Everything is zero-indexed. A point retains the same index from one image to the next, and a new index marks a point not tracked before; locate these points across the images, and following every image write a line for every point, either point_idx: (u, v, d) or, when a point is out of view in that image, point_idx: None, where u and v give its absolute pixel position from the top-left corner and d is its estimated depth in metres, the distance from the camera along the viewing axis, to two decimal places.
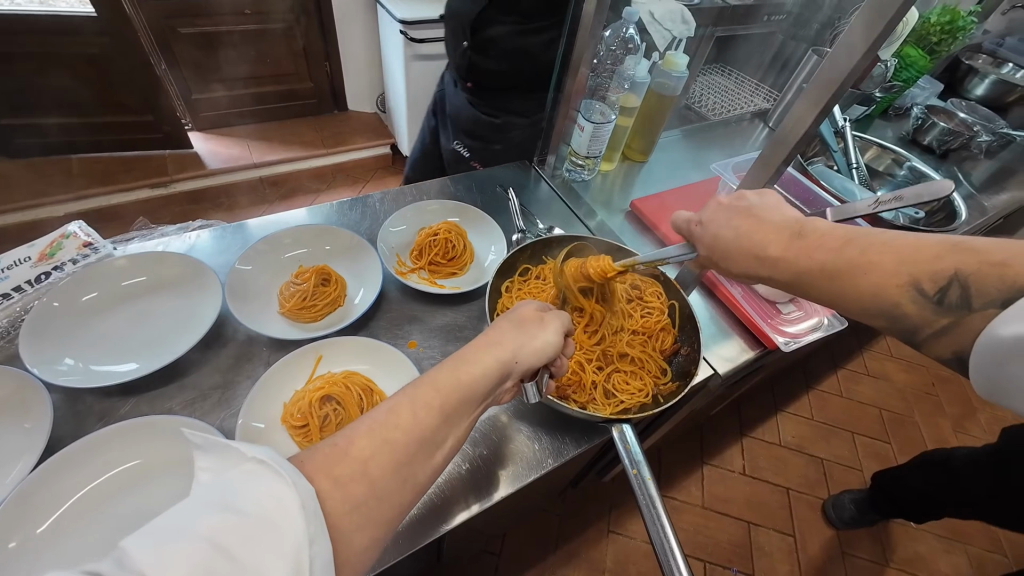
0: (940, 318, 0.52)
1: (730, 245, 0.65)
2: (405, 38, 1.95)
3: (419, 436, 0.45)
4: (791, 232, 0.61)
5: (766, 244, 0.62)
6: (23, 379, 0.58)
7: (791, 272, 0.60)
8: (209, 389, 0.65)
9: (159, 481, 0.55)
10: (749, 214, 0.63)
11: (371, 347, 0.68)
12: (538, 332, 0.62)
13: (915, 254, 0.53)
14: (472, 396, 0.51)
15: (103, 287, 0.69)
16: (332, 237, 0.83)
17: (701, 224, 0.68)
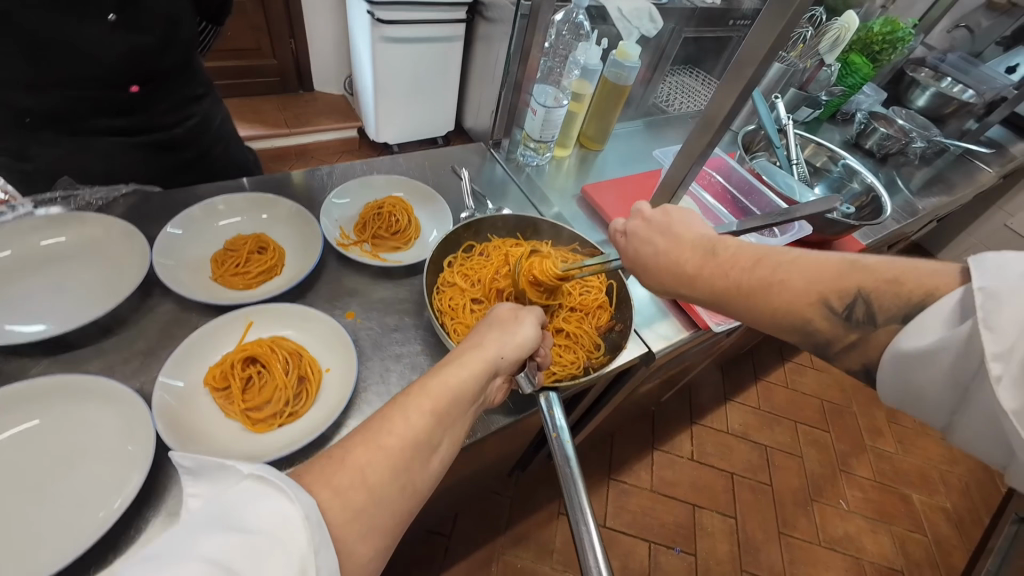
0: (848, 334, 0.54)
1: (650, 259, 0.69)
2: (372, 18, 1.95)
3: (416, 442, 0.47)
4: (705, 251, 0.65)
5: (672, 253, 0.67)
6: None
7: (709, 292, 0.63)
8: (130, 355, 0.64)
9: (72, 444, 0.54)
10: (662, 232, 0.69)
11: (301, 314, 0.68)
12: (515, 331, 0.65)
13: (823, 273, 0.56)
14: (461, 397, 0.54)
15: (17, 247, 0.67)
16: (270, 206, 0.82)
17: (626, 234, 0.73)
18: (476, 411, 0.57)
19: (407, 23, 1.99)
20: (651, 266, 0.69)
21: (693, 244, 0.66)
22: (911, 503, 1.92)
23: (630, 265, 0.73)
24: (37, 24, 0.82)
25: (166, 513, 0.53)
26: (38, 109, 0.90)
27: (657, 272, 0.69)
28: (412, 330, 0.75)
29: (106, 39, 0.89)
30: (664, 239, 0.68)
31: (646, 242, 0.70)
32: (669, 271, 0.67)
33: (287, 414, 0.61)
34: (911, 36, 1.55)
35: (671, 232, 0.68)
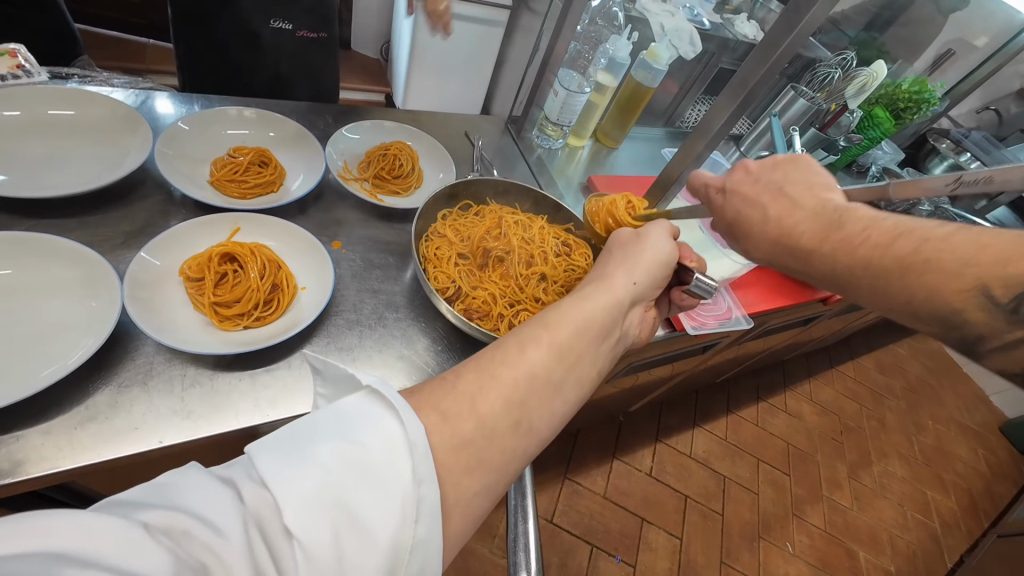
0: (1011, 330, 0.44)
1: (754, 223, 0.63)
2: None
3: (536, 377, 0.46)
4: (828, 221, 0.56)
5: (801, 222, 0.58)
6: None
7: (827, 270, 0.56)
8: (115, 235, 0.64)
9: (46, 299, 0.55)
10: (776, 194, 0.62)
11: (284, 229, 0.70)
12: (642, 246, 0.66)
13: (982, 256, 0.45)
14: (585, 331, 0.52)
15: (26, 111, 0.68)
16: (278, 125, 0.83)
17: (724, 192, 0.67)
18: (611, 348, 0.55)
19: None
20: (756, 230, 0.63)
21: (816, 213, 0.58)
22: (855, 559, 1.93)
23: (726, 227, 0.67)
24: None
25: (116, 384, 0.54)
26: None
27: (762, 239, 0.62)
28: (394, 270, 0.76)
29: None
30: (779, 200, 0.61)
31: (757, 202, 0.63)
32: (775, 240, 0.61)
33: (255, 317, 0.62)
34: (936, 99, 1.56)
35: (789, 198, 0.60)
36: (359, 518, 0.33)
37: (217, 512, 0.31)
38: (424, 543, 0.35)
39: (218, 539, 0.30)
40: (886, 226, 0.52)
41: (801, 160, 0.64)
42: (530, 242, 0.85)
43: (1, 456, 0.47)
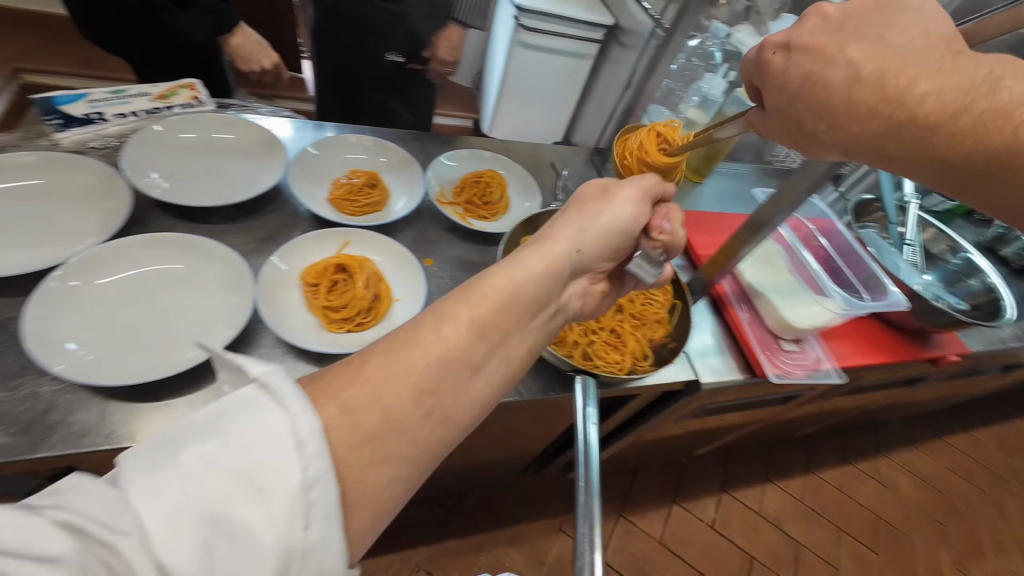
0: None
1: (836, 90, 0.47)
2: (516, 23, 2.11)
3: (452, 356, 0.45)
4: (949, 90, 0.43)
5: (921, 81, 0.44)
6: (112, 174, 0.70)
7: (943, 155, 0.45)
8: (251, 240, 0.75)
9: (202, 292, 0.65)
10: (873, 45, 0.45)
11: (388, 246, 0.78)
12: (593, 216, 0.62)
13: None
14: (511, 307, 0.51)
15: (199, 134, 0.81)
16: (389, 151, 0.92)
17: (787, 50, 0.51)
18: (542, 323, 0.55)
19: (545, 33, 2.14)
20: (841, 106, 0.47)
21: (942, 71, 0.44)
22: None
23: (786, 104, 0.51)
24: None
25: None
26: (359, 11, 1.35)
27: (844, 113, 0.47)
28: None
29: None
30: (878, 51, 0.45)
31: (841, 55, 0.46)
32: (872, 113, 0.46)
33: (357, 323, 0.69)
34: None
35: (891, 47, 0.45)
36: (239, 521, 0.31)
37: (88, 515, 0.30)
38: (320, 546, 0.33)
39: (93, 538, 0.29)
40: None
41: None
42: None
43: (162, 417, 0.57)
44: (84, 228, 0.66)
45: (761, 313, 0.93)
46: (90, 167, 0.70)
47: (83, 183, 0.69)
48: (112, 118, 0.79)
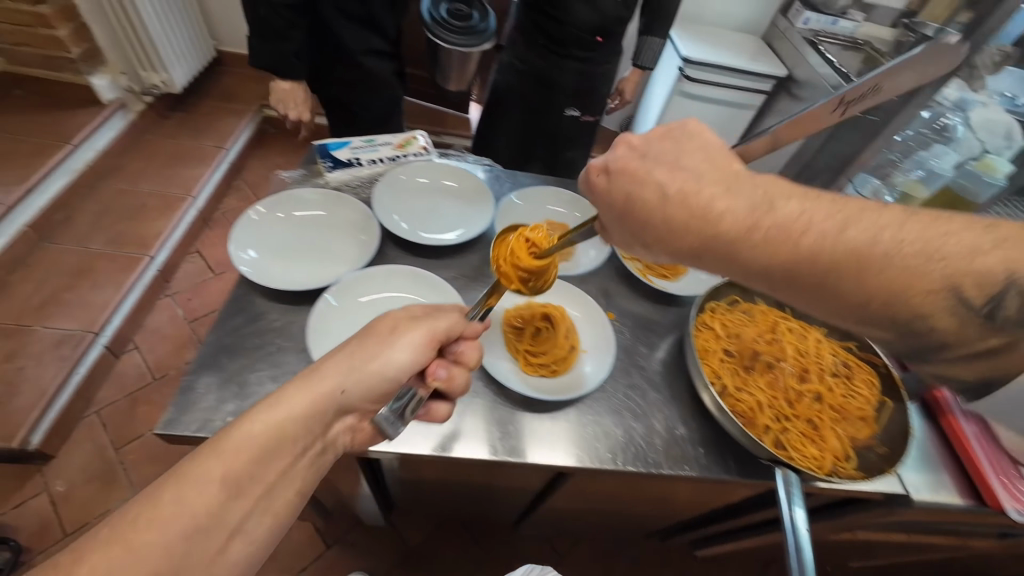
0: (986, 336, 0.47)
1: (659, 210, 0.59)
2: (680, 73, 2.11)
3: (202, 519, 0.44)
4: (750, 208, 0.54)
5: (718, 202, 0.55)
6: (368, 213, 0.83)
7: (759, 263, 0.54)
8: (460, 276, 0.84)
9: None
10: (666, 172, 0.60)
11: (581, 299, 0.82)
12: (377, 356, 0.57)
13: (953, 247, 0.47)
14: (273, 453, 0.49)
15: (431, 179, 0.92)
16: (583, 207, 0.97)
17: (608, 171, 0.65)
18: (308, 461, 0.53)
19: (708, 83, 2.13)
20: (654, 219, 0.59)
21: (732, 191, 0.56)
22: None
23: (618, 217, 0.64)
24: (542, 27, 1.47)
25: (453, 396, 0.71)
26: (557, 76, 1.53)
27: (664, 229, 0.59)
28: (658, 350, 0.82)
29: (567, 18, 1.41)
30: (677, 177, 0.59)
31: (650, 179, 0.60)
32: (701, 220, 0.56)
33: (550, 370, 0.73)
34: None
35: (688, 173, 0.59)
36: None
37: None
38: None
39: None
40: (831, 213, 0.52)
41: (690, 126, 0.65)
42: (807, 355, 0.80)
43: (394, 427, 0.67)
44: (345, 254, 0.80)
45: (993, 430, 0.78)
46: (354, 205, 0.84)
47: (348, 217, 0.83)
48: (365, 162, 0.95)
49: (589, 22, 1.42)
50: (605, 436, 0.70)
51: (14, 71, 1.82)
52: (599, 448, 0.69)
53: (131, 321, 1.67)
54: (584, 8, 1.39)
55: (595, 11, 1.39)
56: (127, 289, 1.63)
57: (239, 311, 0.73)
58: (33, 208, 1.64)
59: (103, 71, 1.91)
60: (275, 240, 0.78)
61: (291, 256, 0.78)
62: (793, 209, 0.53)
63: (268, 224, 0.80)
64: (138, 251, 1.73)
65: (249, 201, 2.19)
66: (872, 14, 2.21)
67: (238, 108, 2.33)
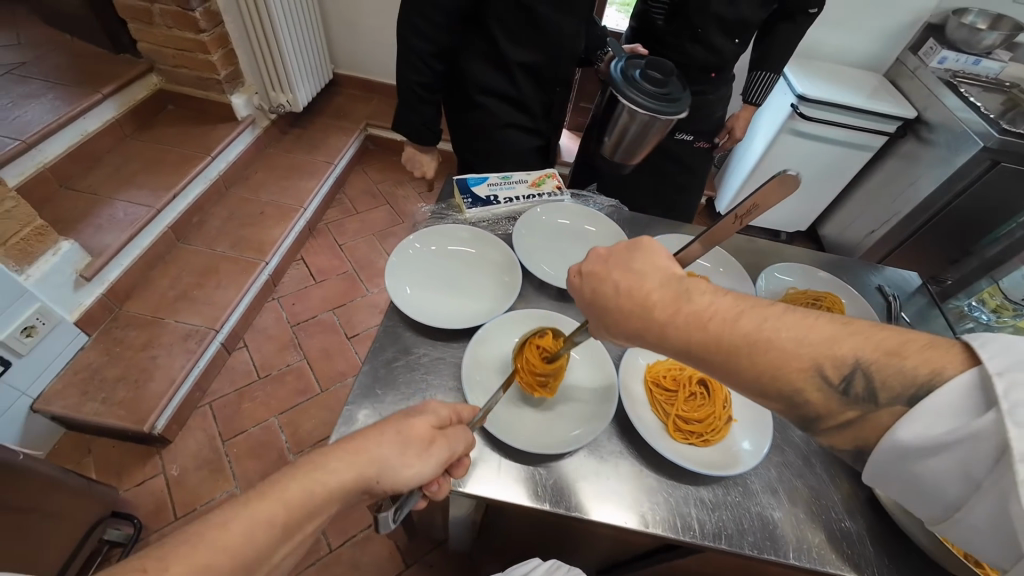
0: (845, 410, 0.50)
1: (609, 301, 0.61)
2: (793, 111, 1.98)
3: (255, 558, 0.45)
4: (675, 293, 0.57)
5: (651, 290, 0.58)
6: (511, 255, 0.84)
7: (681, 344, 0.55)
8: None
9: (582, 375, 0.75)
10: (625, 269, 0.61)
11: None
12: (407, 458, 0.54)
13: (814, 336, 0.50)
14: (326, 505, 0.50)
15: (571, 221, 0.94)
16: (727, 262, 0.93)
17: (580, 274, 0.65)
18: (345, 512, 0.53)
19: (824, 121, 1.98)
20: (611, 306, 0.61)
21: (669, 282, 0.58)
22: None
23: (585, 306, 0.65)
24: None
25: (601, 454, 0.68)
26: None
27: (620, 316, 0.60)
28: None
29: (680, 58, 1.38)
30: (634, 276, 0.60)
31: (610, 278, 0.62)
32: (637, 311, 0.58)
33: (700, 438, 0.70)
34: None
35: (632, 269, 0.61)
36: None
37: None
38: None
39: None
40: (735, 304, 0.54)
41: (644, 240, 0.64)
42: None
43: (540, 482, 0.65)
44: (489, 294, 0.81)
45: None
46: (499, 244, 0.85)
47: (492, 257, 0.85)
48: (502, 200, 0.96)
49: (702, 61, 1.37)
50: (754, 517, 0.65)
51: (170, 88, 2.04)
52: (760, 534, 0.63)
53: (243, 321, 1.79)
54: (698, 48, 1.35)
55: (710, 50, 1.35)
56: (244, 291, 1.76)
57: (391, 343, 0.74)
58: (175, 211, 1.82)
59: (241, 90, 2.09)
60: (427, 274, 0.81)
61: (439, 289, 0.80)
62: (707, 300, 0.55)
63: (419, 256, 0.83)
64: (256, 256, 1.86)
65: (349, 214, 2.31)
66: (1018, 54, 2.01)
67: (346, 127, 2.49)
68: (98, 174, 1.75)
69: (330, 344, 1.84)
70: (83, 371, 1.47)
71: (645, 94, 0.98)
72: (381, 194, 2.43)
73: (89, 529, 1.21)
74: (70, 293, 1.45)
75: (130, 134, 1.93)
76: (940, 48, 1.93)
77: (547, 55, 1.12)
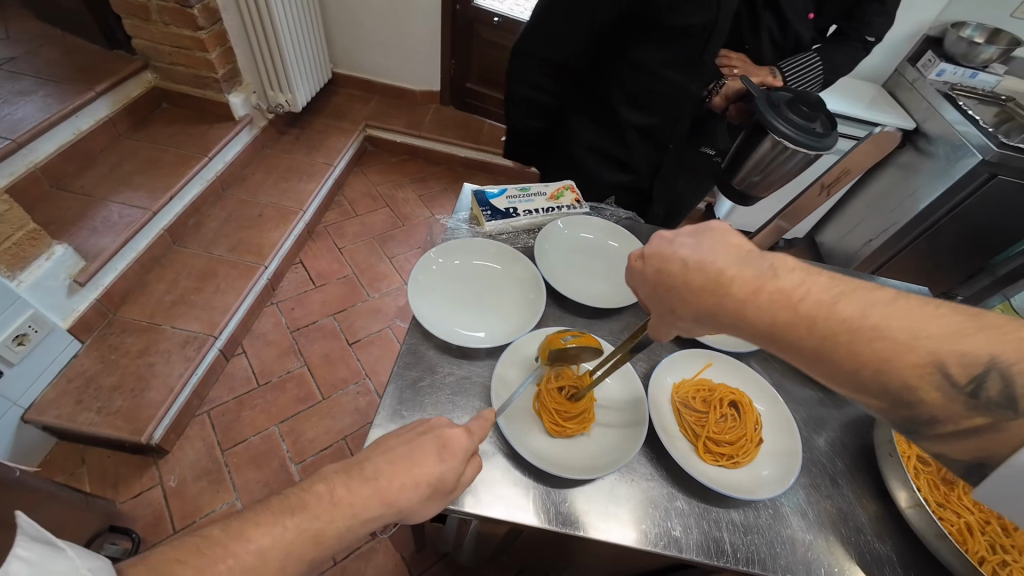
0: (970, 416, 0.44)
1: (677, 278, 0.58)
2: None
3: None
4: (758, 272, 0.53)
5: (727, 268, 0.54)
6: (535, 271, 0.83)
7: (764, 325, 0.51)
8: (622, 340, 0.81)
9: (608, 397, 0.74)
10: (692, 247, 0.58)
11: (762, 387, 0.78)
12: (431, 504, 0.57)
13: (931, 327, 0.45)
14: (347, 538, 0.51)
15: (593, 236, 0.93)
16: None
17: (641, 257, 0.63)
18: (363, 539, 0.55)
19: None
20: (678, 284, 0.57)
21: (746, 258, 0.55)
22: None
23: (647, 290, 0.62)
24: None
25: (629, 475, 0.67)
26: None
27: (688, 293, 0.57)
28: (836, 443, 0.76)
29: None
30: (699, 249, 0.57)
31: (676, 254, 0.58)
32: (712, 290, 0.54)
33: (731, 460, 0.69)
34: None
35: (705, 249, 0.57)
36: None
37: None
38: None
39: None
40: (828, 285, 0.50)
41: (716, 222, 0.61)
42: None
43: (569, 505, 0.63)
44: (514, 312, 0.80)
45: None
46: (522, 261, 0.85)
47: (516, 273, 0.84)
48: (521, 212, 0.95)
49: None
50: (783, 542, 0.64)
51: (165, 86, 1.99)
52: (793, 558, 0.63)
53: (242, 326, 1.75)
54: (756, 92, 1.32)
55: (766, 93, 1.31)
56: (244, 296, 1.72)
57: (415, 362, 0.72)
58: (172, 213, 1.77)
59: (239, 90, 2.04)
60: (451, 292, 0.80)
61: (464, 305, 0.80)
62: (794, 278, 0.51)
63: (443, 271, 0.82)
64: (255, 260, 1.82)
65: (349, 216, 2.27)
66: (1013, 67, 2.05)
67: (346, 128, 2.45)
68: (92, 174, 1.70)
69: (332, 350, 1.80)
70: (78, 379, 1.42)
71: (793, 126, 0.87)
72: (381, 196, 2.40)
73: (85, 544, 1.17)
74: (64, 299, 1.41)
75: (125, 133, 1.88)
76: (939, 60, 1.96)
77: (662, 120, 1.16)
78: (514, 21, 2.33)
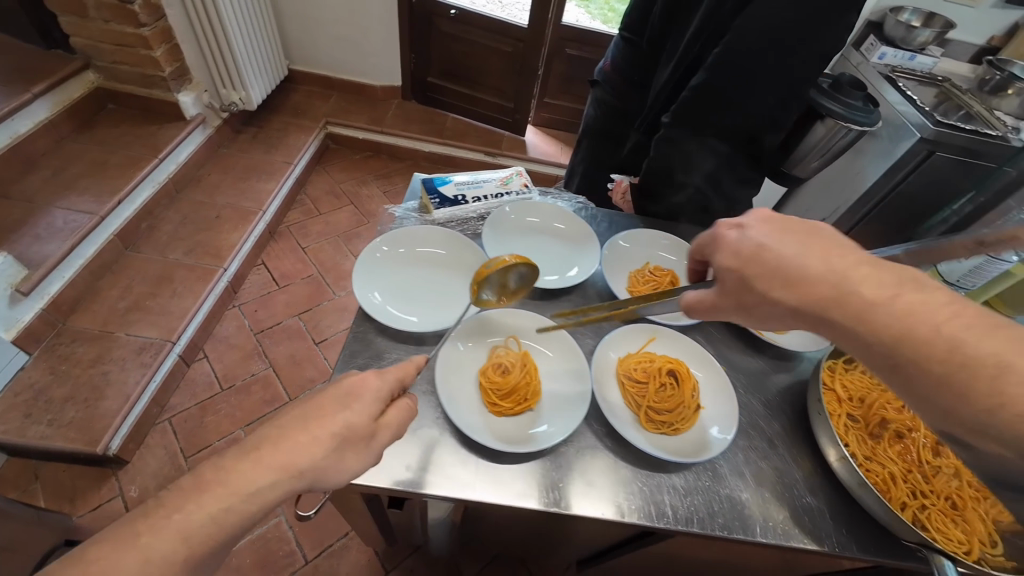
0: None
1: (765, 260, 0.52)
2: None
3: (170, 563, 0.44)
4: (849, 276, 0.48)
5: (832, 264, 0.49)
6: (480, 254, 0.84)
7: (849, 332, 0.46)
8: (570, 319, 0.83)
9: (552, 374, 0.76)
10: (783, 240, 0.53)
11: (704, 357, 0.81)
12: (348, 458, 0.52)
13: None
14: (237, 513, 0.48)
15: (541, 220, 0.95)
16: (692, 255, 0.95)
17: (735, 228, 0.57)
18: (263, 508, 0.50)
19: None
20: (764, 270, 0.52)
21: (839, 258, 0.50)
22: None
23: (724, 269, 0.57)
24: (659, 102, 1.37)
25: (574, 448, 0.69)
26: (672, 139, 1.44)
27: (786, 279, 0.51)
28: (773, 407, 0.79)
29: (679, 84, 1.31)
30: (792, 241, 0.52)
31: (763, 238, 0.54)
32: (792, 283, 0.50)
33: (672, 428, 0.72)
34: None
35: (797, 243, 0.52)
36: None
37: None
38: None
39: None
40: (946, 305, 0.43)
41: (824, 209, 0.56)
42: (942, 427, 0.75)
43: (514, 480, 0.65)
44: (459, 296, 0.81)
45: None
46: (468, 245, 0.85)
47: (461, 257, 0.85)
48: (470, 199, 0.96)
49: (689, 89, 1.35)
50: (721, 501, 0.67)
51: (110, 86, 1.92)
52: (730, 516, 0.66)
53: (202, 330, 1.71)
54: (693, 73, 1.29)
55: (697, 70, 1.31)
56: (203, 299, 1.68)
57: (361, 348, 0.72)
58: (122, 217, 1.71)
59: (190, 88, 1.98)
60: (396, 279, 0.80)
61: (409, 292, 0.80)
62: (893, 291, 0.45)
63: (387, 259, 0.82)
64: (213, 262, 1.78)
65: (312, 215, 2.24)
66: (948, 50, 2.16)
67: (306, 125, 2.41)
68: (32, 179, 1.63)
69: (298, 351, 1.78)
70: (25, 392, 1.37)
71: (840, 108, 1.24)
72: (345, 194, 2.36)
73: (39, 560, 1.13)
74: (6, 309, 1.35)
75: (67, 135, 1.80)
76: (879, 44, 2.04)
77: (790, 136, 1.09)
78: (472, 13, 2.32)
